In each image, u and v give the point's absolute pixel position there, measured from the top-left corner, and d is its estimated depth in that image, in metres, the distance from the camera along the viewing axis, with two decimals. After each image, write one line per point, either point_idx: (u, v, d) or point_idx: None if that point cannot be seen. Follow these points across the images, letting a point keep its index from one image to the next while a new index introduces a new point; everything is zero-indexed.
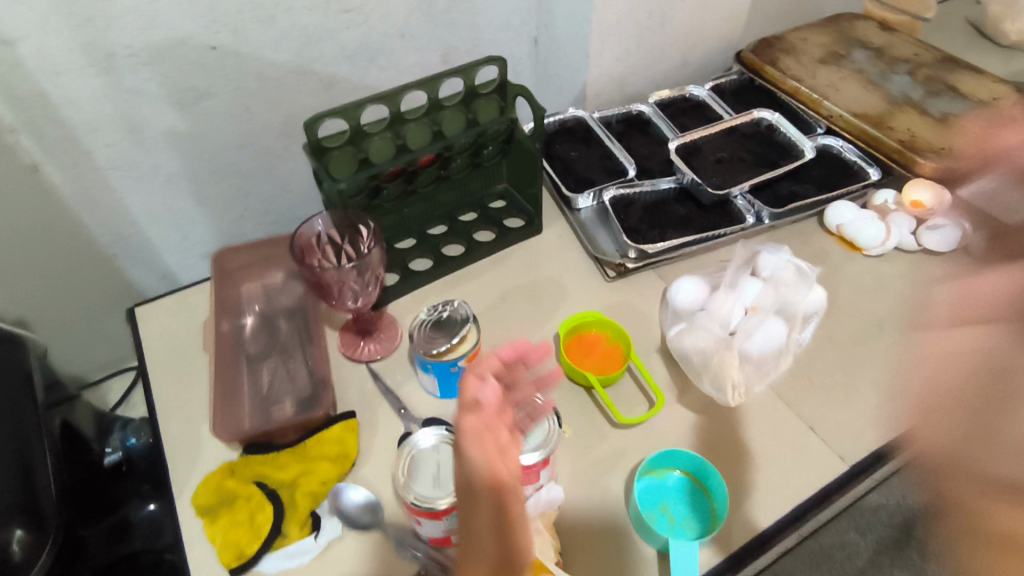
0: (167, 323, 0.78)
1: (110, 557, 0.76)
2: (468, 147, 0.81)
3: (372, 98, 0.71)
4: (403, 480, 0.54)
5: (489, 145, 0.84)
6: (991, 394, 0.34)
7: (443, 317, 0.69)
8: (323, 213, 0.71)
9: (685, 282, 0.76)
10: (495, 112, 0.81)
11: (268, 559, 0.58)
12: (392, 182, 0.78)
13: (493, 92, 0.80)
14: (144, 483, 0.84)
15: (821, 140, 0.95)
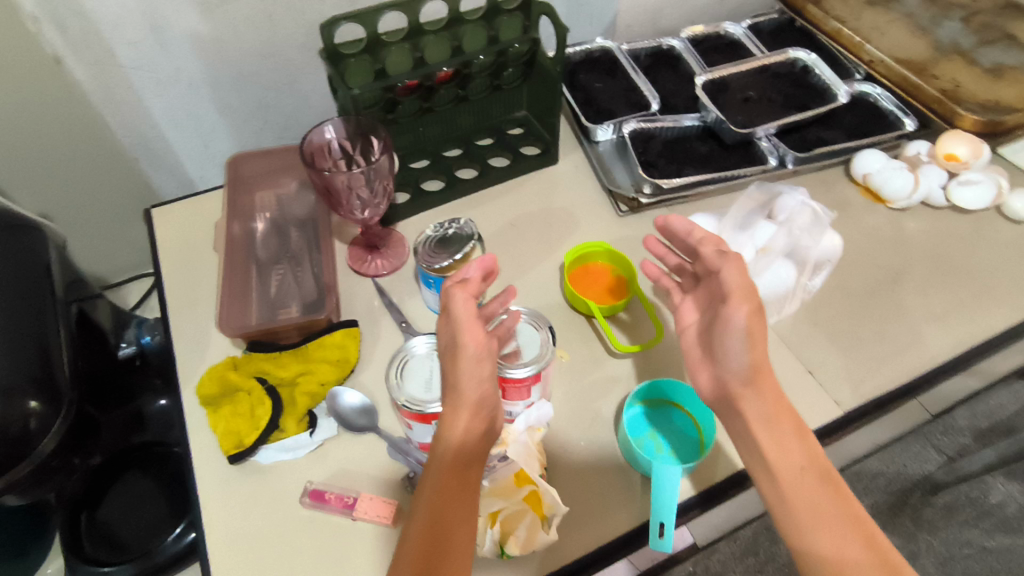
0: (181, 225, 0.79)
1: (125, 444, 0.84)
2: (487, 66, 0.79)
3: (391, 4, 0.69)
4: (395, 382, 0.55)
5: (509, 67, 0.81)
6: (731, 338, 0.55)
7: (448, 235, 0.69)
8: (334, 119, 0.69)
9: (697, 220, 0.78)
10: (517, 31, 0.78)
11: (265, 450, 0.61)
12: (407, 97, 0.77)
13: (517, 10, 0.77)
14: (157, 378, 0.88)
15: (858, 87, 0.90)
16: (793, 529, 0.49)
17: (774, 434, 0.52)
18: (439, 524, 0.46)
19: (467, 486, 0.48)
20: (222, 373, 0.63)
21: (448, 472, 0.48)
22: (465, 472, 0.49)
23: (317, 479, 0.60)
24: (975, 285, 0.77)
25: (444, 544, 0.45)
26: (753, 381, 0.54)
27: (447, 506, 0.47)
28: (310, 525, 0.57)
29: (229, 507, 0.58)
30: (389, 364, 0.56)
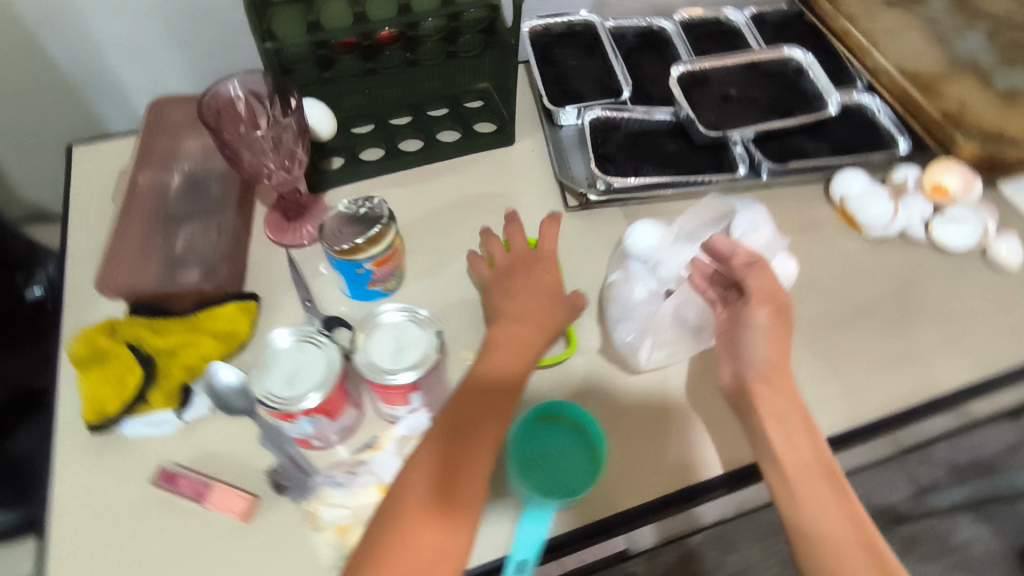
0: (95, 165, 0.74)
1: None
2: (438, 29, 0.71)
3: None
4: (256, 374, 0.50)
5: (464, 32, 0.74)
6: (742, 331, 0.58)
7: (360, 214, 0.62)
8: (235, 75, 0.65)
9: (643, 226, 0.69)
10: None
11: (130, 422, 0.57)
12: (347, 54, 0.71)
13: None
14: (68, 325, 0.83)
15: (857, 97, 0.82)
16: (791, 514, 0.50)
17: (784, 436, 0.53)
18: (459, 441, 0.50)
19: (497, 410, 0.52)
20: (95, 336, 0.59)
21: (471, 395, 0.53)
22: (501, 396, 0.53)
23: (177, 460, 0.56)
24: (940, 332, 0.70)
25: (464, 463, 0.49)
26: (765, 378, 0.55)
27: (458, 426, 0.51)
28: (156, 507, 0.54)
29: (80, 477, 0.55)
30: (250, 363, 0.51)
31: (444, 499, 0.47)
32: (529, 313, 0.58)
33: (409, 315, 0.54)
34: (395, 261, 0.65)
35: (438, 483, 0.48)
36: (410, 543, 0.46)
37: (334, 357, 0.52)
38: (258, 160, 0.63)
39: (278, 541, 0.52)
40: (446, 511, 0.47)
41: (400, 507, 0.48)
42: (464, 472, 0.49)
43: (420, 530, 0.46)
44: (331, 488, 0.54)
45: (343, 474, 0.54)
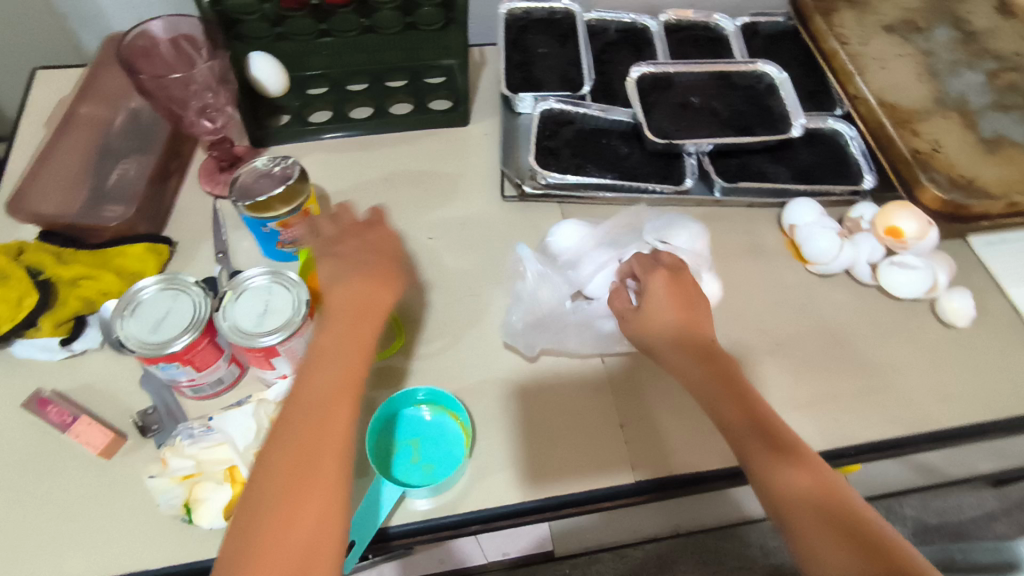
0: (49, 90, 0.75)
1: None
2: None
3: None
4: (122, 315, 0.51)
5: (422, 4, 0.72)
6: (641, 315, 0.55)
7: (273, 172, 0.62)
8: (157, 18, 0.65)
9: (567, 226, 0.68)
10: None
11: (20, 344, 0.59)
12: (296, 12, 0.71)
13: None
14: None
15: (830, 123, 0.78)
16: (762, 481, 0.46)
17: (727, 409, 0.49)
18: (322, 419, 0.46)
19: (350, 384, 0.48)
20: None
21: (318, 365, 0.48)
22: (347, 362, 0.49)
23: (55, 388, 0.58)
24: (862, 382, 0.66)
25: (329, 446, 0.45)
26: (695, 350, 0.53)
27: (308, 400, 0.47)
28: (23, 428, 0.55)
29: None
30: (119, 306, 0.52)
31: (312, 491, 0.43)
32: (370, 274, 0.52)
33: (275, 277, 0.54)
34: (306, 224, 0.63)
35: (303, 471, 0.44)
36: (283, 539, 0.41)
37: (203, 307, 0.52)
38: (179, 105, 0.66)
39: (126, 480, 0.53)
40: (316, 498, 0.43)
41: (268, 502, 0.43)
42: (325, 457, 0.44)
43: (292, 528, 0.42)
44: (183, 440, 0.53)
45: (199, 428, 0.53)
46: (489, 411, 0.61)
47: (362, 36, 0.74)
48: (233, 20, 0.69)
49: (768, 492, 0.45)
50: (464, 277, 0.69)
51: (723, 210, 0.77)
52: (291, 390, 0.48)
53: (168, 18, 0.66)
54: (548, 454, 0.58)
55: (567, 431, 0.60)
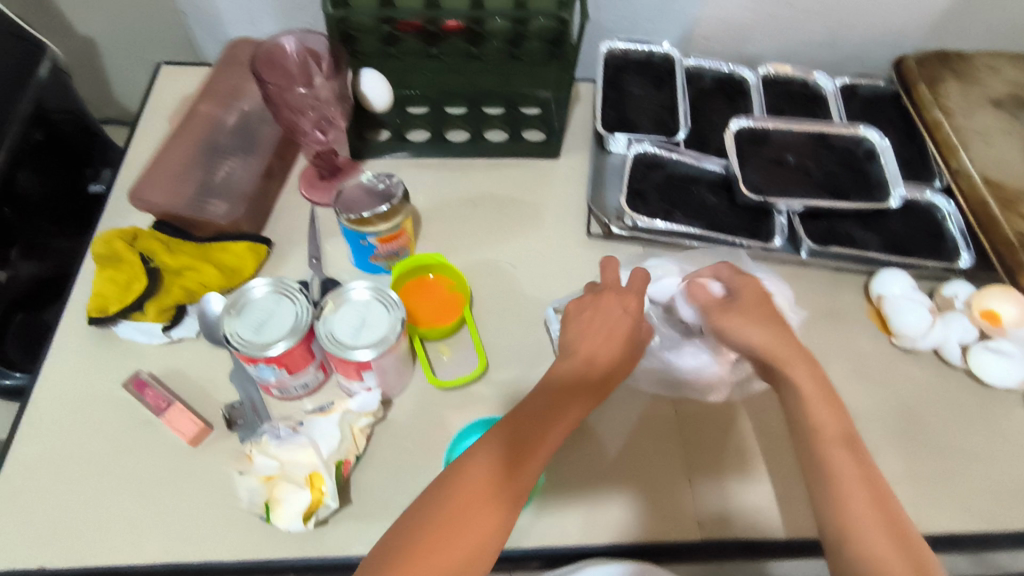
0: (171, 86, 0.80)
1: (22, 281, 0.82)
2: (504, 31, 0.73)
3: None
4: (230, 313, 0.53)
5: (531, 39, 0.74)
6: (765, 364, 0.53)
7: (377, 189, 0.64)
8: (290, 32, 0.70)
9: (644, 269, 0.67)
10: (549, 4, 0.72)
11: (124, 325, 0.62)
12: (410, 36, 0.74)
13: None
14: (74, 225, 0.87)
15: (927, 195, 0.77)
16: (842, 526, 0.45)
17: (808, 415, 0.50)
18: (525, 435, 0.47)
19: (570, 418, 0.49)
20: (114, 239, 0.63)
21: (556, 404, 0.49)
22: (579, 407, 0.50)
23: (151, 371, 0.61)
24: (941, 467, 0.64)
25: (528, 446, 0.46)
26: (791, 362, 0.52)
27: (524, 424, 0.48)
28: (119, 407, 0.58)
29: (71, 363, 0.61)
30: (226, 302, 0.54)
31: (501, 476, 0.44)
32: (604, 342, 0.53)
33: (376, 293, 0.55)
34: (399, 241, 0.65)
35: (490, 463, 0.45)
36: (461, 511, 0.43)
37: (305, 314, 0.54)
38: (298, 115, 0.70)
39: (210, 473, 0.55)
40: (499, 491, 0.44)
41: (455, 476, 0.44)
42: (519, 457, 0.45)
43: (467, 508, 0.43)
44: (270, 439, 0.54)
45: (286, 430, 0.55)
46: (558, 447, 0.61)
47: (468, 61, 0.77)
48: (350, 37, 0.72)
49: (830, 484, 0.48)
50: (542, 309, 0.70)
51: (807, 271, 0.76)
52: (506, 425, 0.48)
53: (300, 34, 0.71)
54: (614, 498, 0.58)
55: (634, 480, 0.60)
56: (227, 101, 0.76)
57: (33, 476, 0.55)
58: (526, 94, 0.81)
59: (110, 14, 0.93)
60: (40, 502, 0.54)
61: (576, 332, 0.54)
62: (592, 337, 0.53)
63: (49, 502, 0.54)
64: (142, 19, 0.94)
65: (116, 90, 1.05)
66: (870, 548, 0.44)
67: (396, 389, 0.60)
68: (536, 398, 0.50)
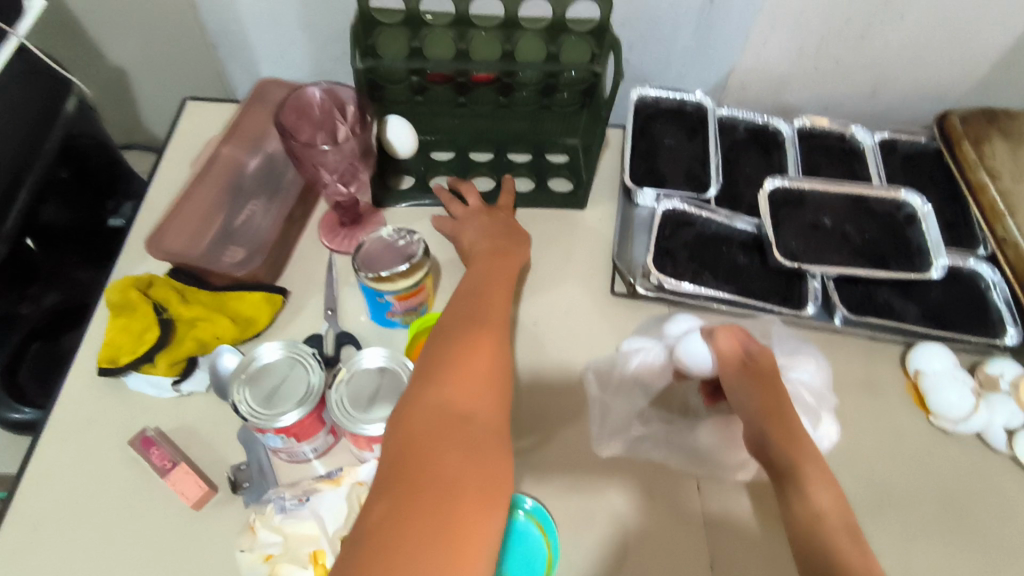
0: (196, 124, 0.79)
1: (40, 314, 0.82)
2: (535, 82, 0.71)
3: None
4: (242, 378, 0.52)
5: (564, 90, 0.73)
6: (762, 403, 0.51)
7: (396, 245, 0.62)
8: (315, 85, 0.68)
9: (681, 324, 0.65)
10: (581, 56, 0.68)
11: (134, 377, 0.60)
12: (439, 86, 0.73)
13: (589, 33, 0.68)
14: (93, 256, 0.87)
15: (970, 263, 0.73)
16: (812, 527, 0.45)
17: (758, 424, 0.50)
18: (451, 374, 0.46)
19: (500, 369, 0.49)
20: (129, 286, 0.62)
21: (467, 349, 0.48)
22: (500, 358, 0.50)
23: (158, 428, 0.59)
24: (982, 561, 0.60)
25: (470, 389, 0.45)
26: (755, 377, 0.53)
27: (464, 368, 0.47)
28: (127, 463, 0.57)
29: (80, 412, 0.60)
30: (237, 370, 0.52)
31: (453, 411, 0.43)
32: (480, 320, 0.52)
33: (392, 362, 0.54)
34: (419, 297, 0.64)
35: (444, 398, 0.44)
36: (430, 444, 0.41)
37: (316, 380, 0.52)
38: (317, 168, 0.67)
39: (214, 539, 0.53)
40: (462, 425, 0.43)
41: (403, 420, 0.43)
42: (462, 395, 0.45)
43: (433, 453, 0.40)
44: (275, 511, 0.52)
45: (292, 501, 0.53)
46: (576, 523, 0.58)
47: (496, 110, 0.77)
48: (379, 86, 0.72)
49: (805, 520, 0.46)
50: (563, 369, 0.67)
51: (842, 338, 0.72)
52: (418, 375, 0.46)
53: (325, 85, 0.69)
54: None
55: (654, 562, 0.57)
56: (252, 142, 0.75)
57: (36, 534, 0.54)
58: (553, 141, 0.80)
59: (140, 44, 0.93)
60: (42, 562, 0.52)
61: (475, 305, 0.55)
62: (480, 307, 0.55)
63: (51, 563, 0.52)
64: (172, 51, 0.93)
65: (144, 116, 1.05)
66: (839, 551, 0.43)
67: None
68: (456, 351, 0.48)
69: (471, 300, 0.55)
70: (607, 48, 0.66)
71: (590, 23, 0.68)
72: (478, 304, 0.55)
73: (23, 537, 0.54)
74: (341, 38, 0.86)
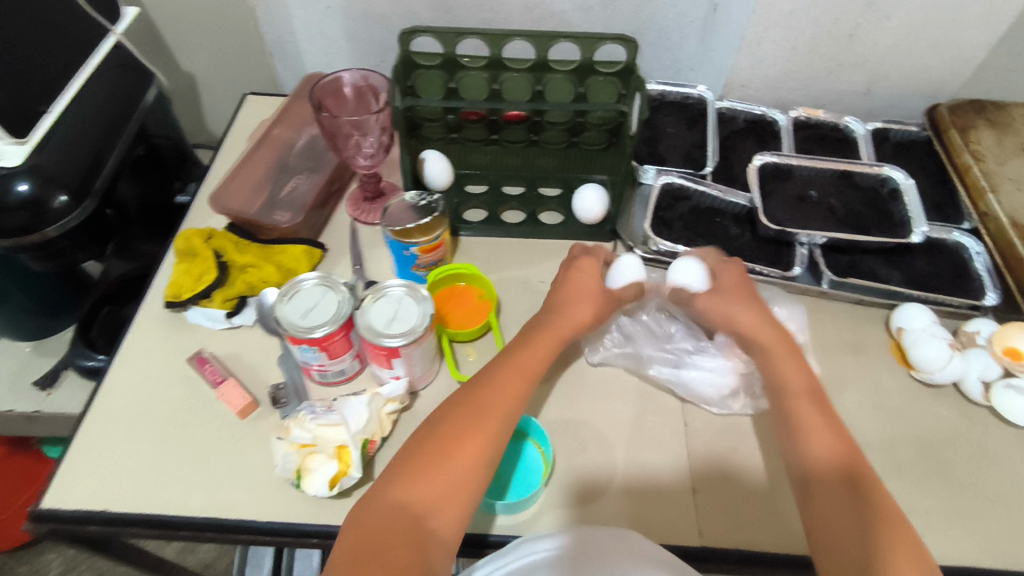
0: (254, 114, 0.91)
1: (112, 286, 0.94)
2: (564, 120, 0.75)
3: (474, 32, 0.68)
4: (281, 299, 0.61)
5: (590, 128, 0.76)
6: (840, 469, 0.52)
7: (419, 204, 0.71)
8: (348, 69, 0.75)
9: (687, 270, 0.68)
10: (608, 96, 0.73)
11: (194, 310, 0.71)
12: (474, 124, 0.77)
13: (615, 75, 0.72)
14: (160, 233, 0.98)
15: (954, 236, 0.78)
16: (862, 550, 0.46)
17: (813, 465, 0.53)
18: (420, 478, 0.48)
19: (479, 474, 0.50)
20: (194, 236, 0.73)
21: (449, 445, 0.50)
22: (484, 466, 0.50)
23: (212, 351, 0.69)
24: (959, 505, 0.63)
25: (436, 495, 0.48)
26: (841, 482, 0.51)
27: (439, 469, 0.49)
28: (183, 382, 0.66)
29: (145, 340, 0.70)
30: (280, 292, 0.62)
31: (409, 512, 0.47)
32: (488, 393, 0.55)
33: (409, 291, 0.62)
34: (440, 252, 0.72)
35: (406, 502, 0.47)
36: (372, 542, 0.45)
37: (345, 304, 0.61)
38: (343, 142, 0.74)
39: (254, 442, 0.62)
40: (415, 535, 0.46)
41: (362, 514, 0.47)
42: (425, 498, 0.48)
43: (375, 533, 0.45)
44: (307, 414, 0.60)
45: (321, 407, 0.61)
46: (569, 449, 0.65)
47: (527, 148, 0.80)
48: (417, 124, 0.76)
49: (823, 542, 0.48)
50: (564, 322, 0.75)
51: (830, 302, 0.77)
52: (407, 450, 0.51)
53: (359, 71, 0.76)
54: (618, 502, 0.61)
55: (641, 488, 0.62)
56: (299, 125, 0.86)
57: (103, 435, 0.63)
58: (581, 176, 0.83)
59: (210, 53, 1.07)
60: (107, 456, 0.61)
61: (486, 392, 0.55)
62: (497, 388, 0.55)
63: (113, 455, 0.61)
64: (237, 58, 1.07)
65: (208, 120, 1.19)
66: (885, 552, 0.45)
67: (422, 382, 0.66)
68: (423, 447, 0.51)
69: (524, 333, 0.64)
70: (633, 89, 0.71)
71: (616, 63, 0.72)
72: (491, 392, 0.55)
73: (92, 438, 0.63)
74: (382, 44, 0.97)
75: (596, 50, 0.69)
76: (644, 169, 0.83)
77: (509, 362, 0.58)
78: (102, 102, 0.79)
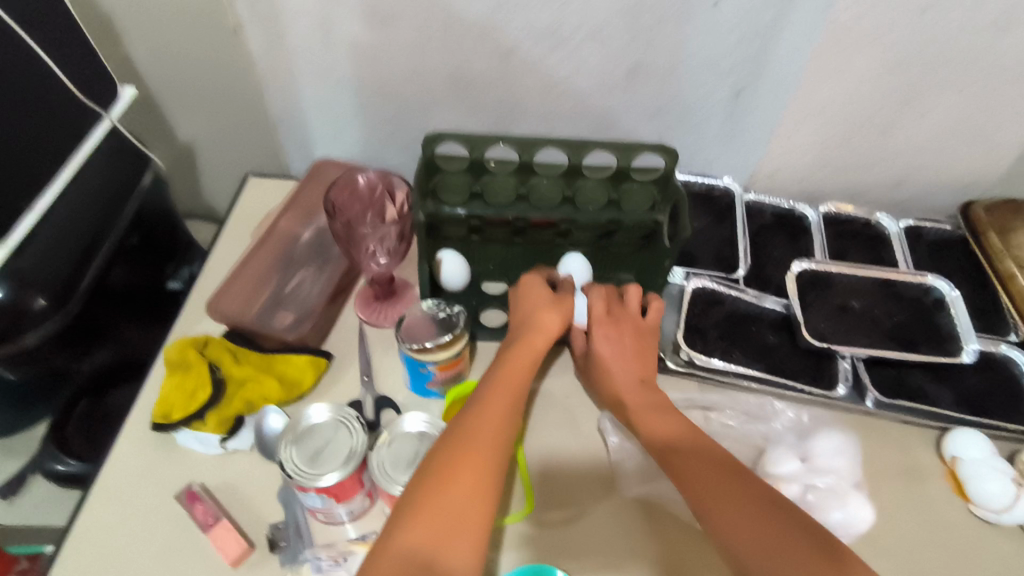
0: (257, 200, 0.86)
1: (93, 378, 0.84)
2: (595, 227, 0.71)
3: (506, 139, 0.65)
4: (289, 437, 0.54)
5: (620, 234, 0.72)
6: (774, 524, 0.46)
7: (438, 316, 0.64)
8: (365, 171, 0.72)
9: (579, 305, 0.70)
10: (642, 203, 0.70)
11: (184, 432, 0.63)
12: (497, 228, 0.72)
13: (650, 183, 0.69)
14: (156, 322, 0.90)
15: (1002, 349, 0.74)
16: None
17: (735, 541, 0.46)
18: (423, 515, 0.44)
19: (482, 499, 0.46)
20: (186, 347, 0.66)
21: (445, 477, 0.46)
22: (484, 492, 0.46)
23: (202, 483, 0.61)
24: None
25: (437, 534, 0.43)
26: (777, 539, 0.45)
27: (435, 505, 0.44)
28: (169, 521, 0.59)
29: (127, 465, 0.62)
30: (286, 429, 0.55)
31: (419, 559, 0.42)
32: (478, 415, 0.52)
33: (431, 427, 0.56)
34: (458, 367, 0.65)
35: (413, 546, 0.42)
36: None
37: (360, 442, 0.54)
38: (358, 248, 0.70)
39: None
40: None
41: (370, 567, 0.41)
42: (430, 538, 0.43)
43: None
44: (312, 570, 0.55)
45: (328, 561, 0.56)
46: None
47: (553, 251, 0.75)
48: (437, 226, 0.72)
49: None
50: (591, 444, 0.69)
51: (876, 421, 0.72)
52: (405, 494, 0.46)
53: (376, 171, 0.72)
54: None
55: None
56: (306, 215, 0.81)
57: None
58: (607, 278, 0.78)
59: (210, 126, 1.02)
60: None
61: (473, 420, 0.51)
62: (487, 412, 0.52)
63: None
64: (236, 129, 1.01)
65: (206, 191, 1.13)
66: None
67: None
68: (418, 482, 0.46)
69: (505, 346, 0.61)
70: (670, 198, 0.68)
71: (651, 171, 0.69)
72: (478, 421, 0.51)
73: None
74: (389, 124, 0.92)
75: (633, 158, 0.66)
76: (675, 269, 0.79)
77: (490, 387, 0.55)
78: (91, 190, 0.73)
